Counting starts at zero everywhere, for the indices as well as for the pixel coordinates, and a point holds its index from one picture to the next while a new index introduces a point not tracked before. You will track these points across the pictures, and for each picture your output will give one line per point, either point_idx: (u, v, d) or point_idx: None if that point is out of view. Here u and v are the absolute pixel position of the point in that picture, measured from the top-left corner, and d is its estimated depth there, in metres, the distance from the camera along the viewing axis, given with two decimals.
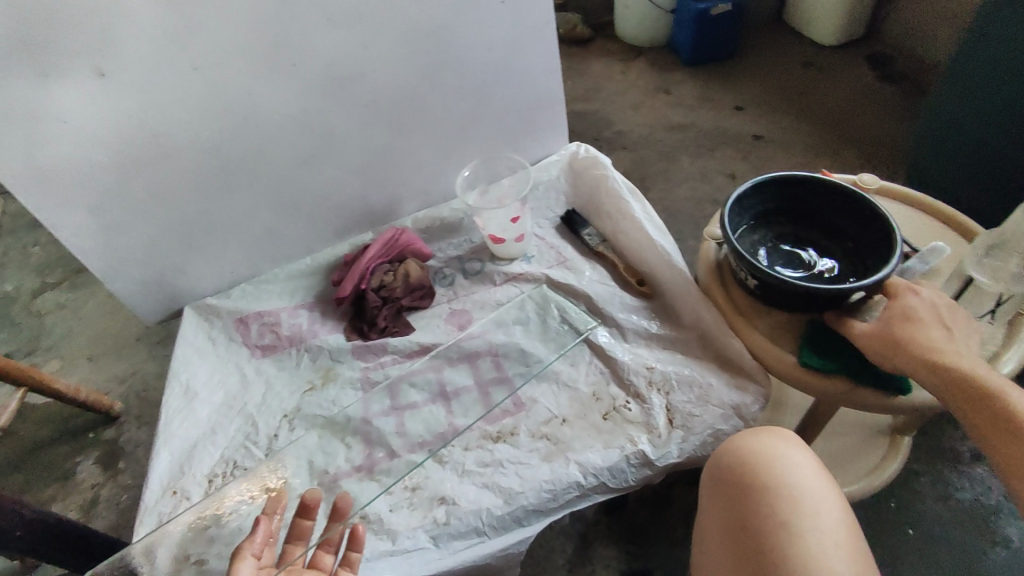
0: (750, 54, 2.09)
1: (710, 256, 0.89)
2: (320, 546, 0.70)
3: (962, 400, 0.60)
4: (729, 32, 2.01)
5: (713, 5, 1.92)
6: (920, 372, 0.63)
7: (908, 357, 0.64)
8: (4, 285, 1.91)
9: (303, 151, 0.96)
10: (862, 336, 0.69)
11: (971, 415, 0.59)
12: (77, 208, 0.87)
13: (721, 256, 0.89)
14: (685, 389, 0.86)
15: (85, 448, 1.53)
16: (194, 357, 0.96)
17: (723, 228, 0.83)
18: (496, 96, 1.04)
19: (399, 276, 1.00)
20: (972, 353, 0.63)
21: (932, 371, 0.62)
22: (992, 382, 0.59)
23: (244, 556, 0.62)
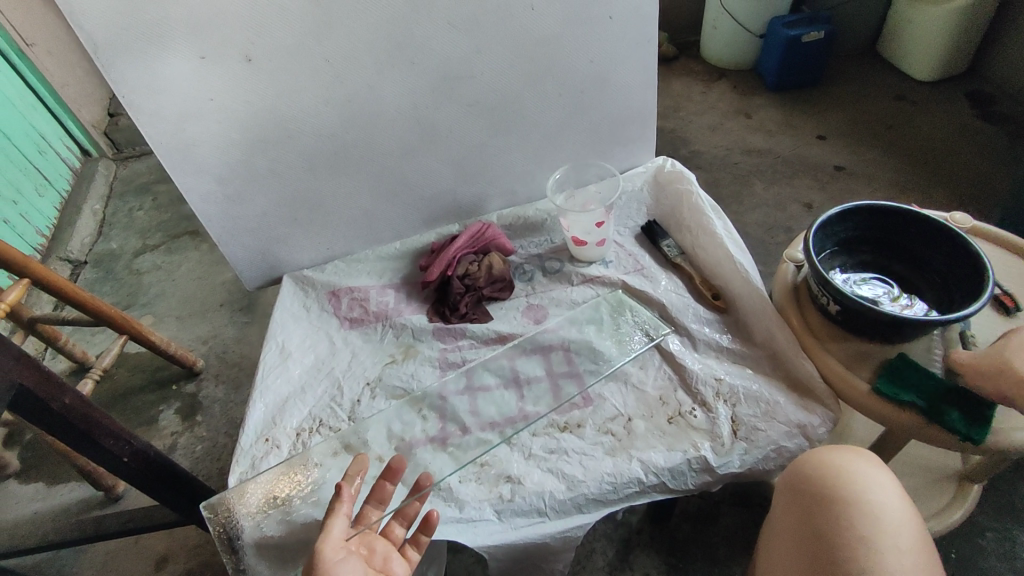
0: (838, 83, 2.06)
1: (787, 279, 0.91)
2: (395, 517, 0.74)
3: None
4: (819, 60, 2.00)
5: (805, 32, 1.91)
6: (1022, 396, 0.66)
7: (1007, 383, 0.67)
8: (110, 243, 2.10)
9: (408, 143, 1.03)
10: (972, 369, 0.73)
11: None
12: (208, 177, 0.97)
13: (799, 279, 0.91)
14: (751, 403, 0.88)
15: (168, 398, 1.66)
16: (290, 321, 1.05)
17: (807, 252, 0.84)
18: (591, 107, 1.09)
19: (483, 266, 1.06)
20: None
21: None
22: None
23: (337, 512, 0.64)
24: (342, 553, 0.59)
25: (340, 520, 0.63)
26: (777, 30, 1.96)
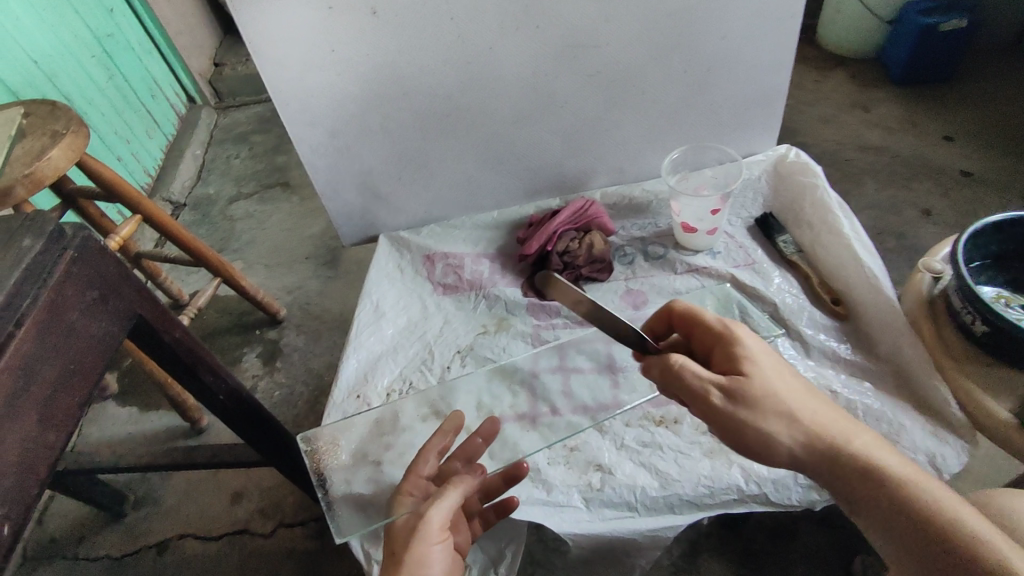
0: (974, 80, 1.86)
1: (921, 290, 0.84)
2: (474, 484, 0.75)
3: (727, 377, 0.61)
4: (956, 53, 1.80)
5: (945, 20, 1.72)
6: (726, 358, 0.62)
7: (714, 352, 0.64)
8: (208, 188, 2.19)
9: (520, 110, 1.00)
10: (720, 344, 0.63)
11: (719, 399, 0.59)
12: (321, 129, 0.97)
13: (936, 292, 0.83)
14: (872, 423, 0.80)
15: (251, 342, 1.73)
16: (385, 281, 1.04)
17: (953, 262, 0.76)
18: (717, 86, 1.02)
19: (583, 244, 1.02)
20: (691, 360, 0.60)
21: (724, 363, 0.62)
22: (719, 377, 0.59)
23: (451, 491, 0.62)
24: (441, 536, 0.59)
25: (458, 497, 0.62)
26: (911, 16, 1.78)
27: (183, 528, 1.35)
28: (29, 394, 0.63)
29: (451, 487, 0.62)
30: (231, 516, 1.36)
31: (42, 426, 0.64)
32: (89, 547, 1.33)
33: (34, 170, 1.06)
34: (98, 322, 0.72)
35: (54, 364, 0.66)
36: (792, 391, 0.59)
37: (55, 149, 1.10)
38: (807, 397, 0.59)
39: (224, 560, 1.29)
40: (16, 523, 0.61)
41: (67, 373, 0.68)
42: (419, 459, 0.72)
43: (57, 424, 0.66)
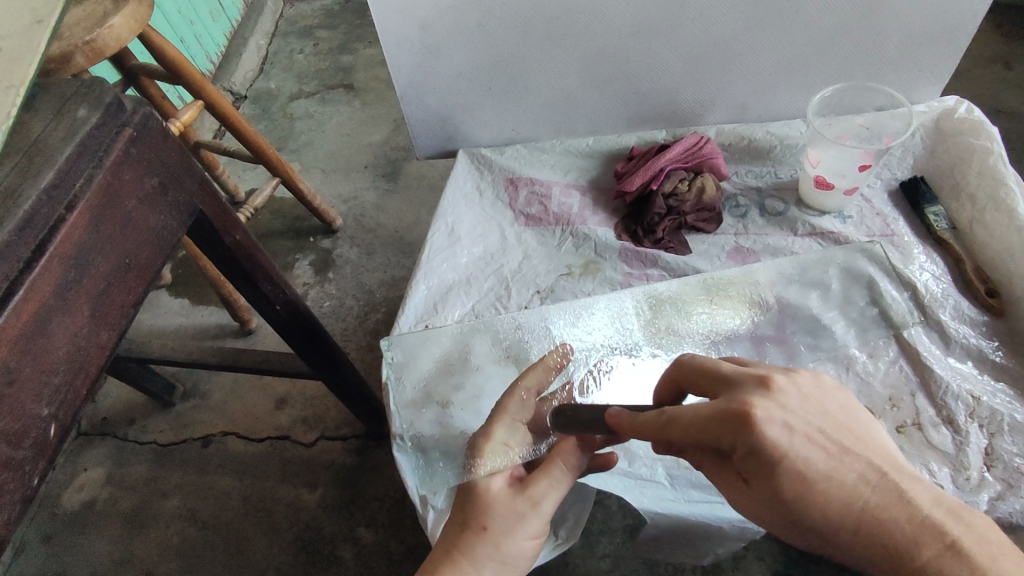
0: None
1: None
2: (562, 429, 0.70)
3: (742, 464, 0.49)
4: None
5: None
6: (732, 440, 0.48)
7: (712, 435, 0.49)
8: (269, 82, 2.08)
9: (642, 20, 0.83)
10: (713, 420, 0.48)
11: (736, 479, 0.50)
12: (410, 20, 0.83)
13: None
14: (1018, 437, 0.70)
15: (304, 249, 1.67)
16: (462, 203, 0.94)
17: None
18: (888, 14, 0.83)
19: (693, 188, 0.91)
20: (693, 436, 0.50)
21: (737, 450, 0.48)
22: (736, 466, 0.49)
23: (557, 486, 0.61)
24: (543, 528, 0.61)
25: (562, 491, 0.61)
26: None
27: (227, 426, 1.34)
28: (81, 287, 0.56)
29: (561, 478, 0.61)
30: (273, 422, 1.34)
31: (95, 323, 0.58)
32: (138, 431, 1.34)
33: (94, 38, 0.97)
34: (157, 215, 0.64)
35: (107, 258, 0.59)
36: (806, 478, 0.46)
37: (118, 17, 0.99)
38: (847, 499, 0.46)
39: (265, 464, 1.29)
40: (64, 425, 0.56)
41: (123, 268, 0.61)
42: (510, 394, 0.68)
43: (110, 321, 0.60)
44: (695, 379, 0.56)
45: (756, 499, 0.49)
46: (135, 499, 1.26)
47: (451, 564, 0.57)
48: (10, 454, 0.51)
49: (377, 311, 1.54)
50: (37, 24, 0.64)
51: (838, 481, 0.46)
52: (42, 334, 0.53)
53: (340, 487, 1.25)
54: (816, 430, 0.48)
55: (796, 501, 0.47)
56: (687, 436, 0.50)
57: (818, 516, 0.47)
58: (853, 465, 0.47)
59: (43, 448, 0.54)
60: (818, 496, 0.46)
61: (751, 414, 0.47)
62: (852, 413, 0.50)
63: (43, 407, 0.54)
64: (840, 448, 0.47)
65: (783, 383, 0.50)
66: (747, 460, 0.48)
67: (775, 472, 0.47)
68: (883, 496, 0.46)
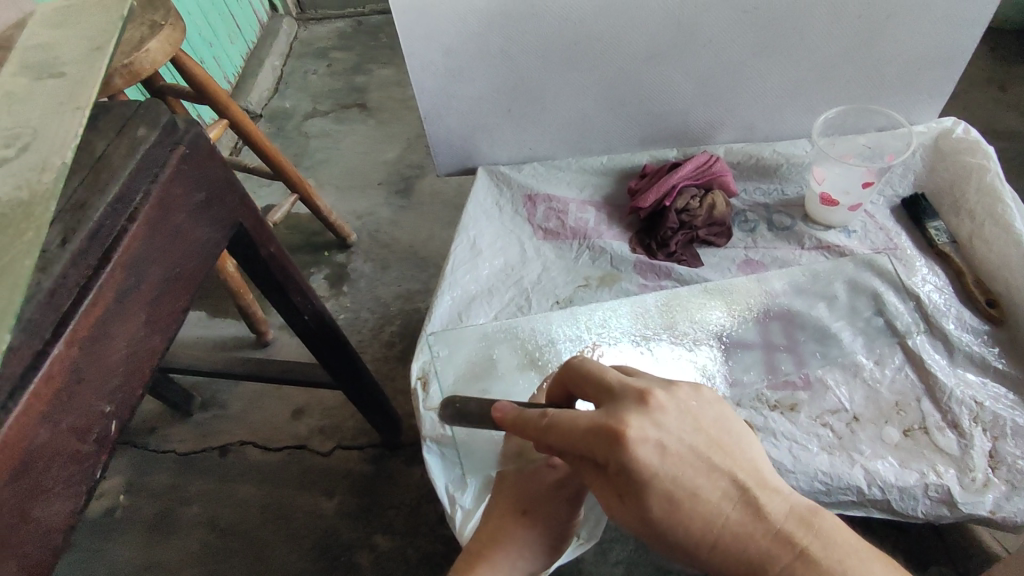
0: None
1: None
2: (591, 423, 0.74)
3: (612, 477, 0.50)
4: None
5: None
6: (602, 452, 0.49)
7: (586, 445, 0.50)
8: (285, 101, 2.14)
9: (656, 46, 0.89)
10: (586, 432, 0.50)
11: (608, 491, 0.51)
12: (435, 45, 0.88)
13: None
14: (1020, 441, 0.73)
15: (320, 263, 1.71)
16: (483, 218, 0.98)
17: None
18: (887, 41, 0.88)
19: (704, 205, 0.95)
20: (570, 444, 0.52)
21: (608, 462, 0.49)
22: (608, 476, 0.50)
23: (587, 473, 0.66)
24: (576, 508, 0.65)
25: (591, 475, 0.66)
26: None
27: (246, 435, 1.37)
28: (138, 294, 0.59)
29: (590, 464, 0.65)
30: (291, 432, 1.37)
31: (148, 327, 0.61)
32: (159, 439, 1.37)
33: (132, 61, 1.03)
34: (202, 227, 0.68)
35: (161, 267, 0.62)
36: (668, 494, 0.47)
37: (154, 41, 1.05)
38: (708, 517, 0.47)
39: (283, 473, 1.31)
40: (120, 422, 0.59)
41: (172, 276, 0.64)
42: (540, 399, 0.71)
43: (161, 327, 0.64)
44: (581, 385, 0.58)
45: (627, 514, 0.50)
46: (156, 507, 1.28)
47: (496, 546, 0.62)
48: (76, 449, 0.54)
49: (391, 323, 1.58)
50: (98, 51, 0.68)
51: (703, 501, 0.47)
52: (105, 336, 0.56)
53: (357, 495, 1.28)
54: (684, 447, 0.49)
55: (663, 520, 0.48)
56: (563, 442, 0.52)
57: (681, 531, 0.48)
58: (718, 482, 0.48)
59: (104, 443, 0.57)
60: (680, 513, 0.47)
61: (621, 431, 0.48)
62: (725, 426, 0.51)
63: (104, 404, 0.57)
64: (706, 464, 0.48)
65: (659, 398, 0.51)
66: (617, 474, 0.49)
67: (640, 488, 0.48)
68: (741, 511, 0.47)
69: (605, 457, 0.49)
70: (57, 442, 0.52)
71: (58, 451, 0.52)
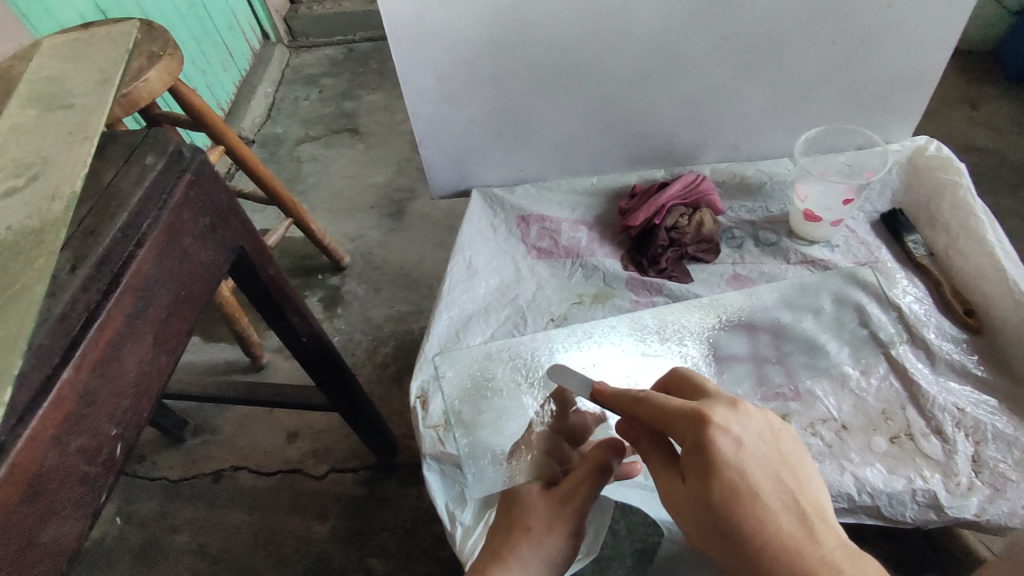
0: None
1: None
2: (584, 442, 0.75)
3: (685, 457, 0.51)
4: None
5: None
6: (685, 429, 0.52)
7: (672, 419, 0.53)
8: (277, 127, 2.17)
9: (642, 71, 0.92)
10: (676, 411, 0.53)
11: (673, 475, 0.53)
12: (430, 72, 0.91)
13: None
14: (1001, 445, 0.76)
15: (313, 286, 1.72)
16: (478, 238, 1.01)
17: None
18: (861, 64, 0.93)
19: (693, 223, 0.98)
20: (657, 418, 0.54)
21: (685, 441, 0.51)
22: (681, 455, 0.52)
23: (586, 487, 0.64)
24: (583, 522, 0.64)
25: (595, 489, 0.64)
26: None
27: (239, 460, 1.36)
28: (147, 316, 0.60)
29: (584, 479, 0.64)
30: (284, 455, 1.36)
31: (157, 348, 0.62)
32: (149, 466, 1.36)
33: (131, 90, 1.04)
34: (208, 250, 0.69)
35: (169, 289, 0.64)
36: (730, 486, 0.48)
37: (152, 71, 1.07)
38: (765, 524, 0.47)
39: (276, 497, 1.31)
40: (128, 443, 0.59)
41: (179, 299, 0.66)
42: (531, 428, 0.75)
43: (168, 347, 0.65)
44: (679, 391, 0.61)
45: (685, 498, 0.51)
46: (147, 535, 1.27)
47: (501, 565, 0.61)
48: (86, 470, 0.54)
49: (385, 344, 1.59)
50: (105, 83, 0.71)
51: (765, 504, 0.48)
52: (115, 358, 0.57)
53: (353, 518, 1.27)
54: (761, 453, 0.50)
55: (720, 510, 0.48)
56: (651, 416, 0.55)
57: (731, 528, 0.48)
58: (782, 495, 0.48)
59: (113, 464, 0.57)
60: (739, 509, 0.48)
61: (708, 415, 0.51)
62: (802, 455, 0.52)
63: (113, 426, 0.57)
64: (775, 475, 0.49)
65: (751, 407, 0.53)
66: (691, 456, 0.51)
67: (709, 473, 0.49)
68: (799, 533, 0.47)
69: (684, 435, 0.52)
70: (68, 463, 0.52)
71: (68, 472, 0.52)
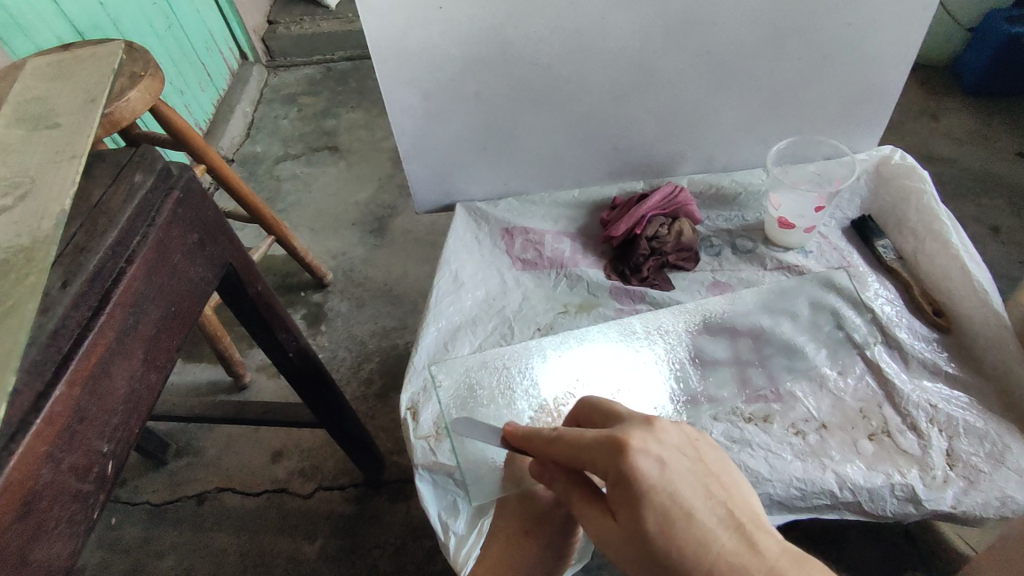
0: None
1: None
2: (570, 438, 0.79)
3: (614, 491, 0.50)
4: None
5: None
6: (607, 464, 0.51)
7: (595, 456, 0.53)
8: (257, 145, 2.17)
9: (619, 87, 0.96)
10: (593, 449, 0.53)
11: (610, 514, 0.52)
12: (414, 90, 0.93)
13: None
14: (973, 439, 0.79)
15: (296, 303, 1.72)
16: (463, 251, 1.02)
17: None
18: (827, 79, 0.97)
19: (673, 232, 1.01)
20: (581, 456, 0.54)
21: (610, 476, 0.51)
22: (611, 491, 0.51)
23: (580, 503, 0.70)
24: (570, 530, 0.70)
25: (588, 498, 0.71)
26: (996, 24, 1.69)
27: (223, 482, 1.34)
28: (137, 332, 0.60)
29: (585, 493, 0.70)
30: (270, 475, 1.35)
31: (146, 365, 0.62)
32: (130, 491, 1.33)
33: (112, 110, 1.04)
34: (195, 267, 0.69)
35: (159, 305, 0.64)
36: (658, 510, 0.47)
37: (134, 91, 1.07)
38: (703, 540, 0.46)
39: (262, 518, 1.29)
40: (118, 461, 0.58)
41: (168, 315, 0.65)
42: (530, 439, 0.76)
43: (158, 364, 0.64)
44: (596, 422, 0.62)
45: (622, 536, 0.50)
46: (129, 561, 1.24)
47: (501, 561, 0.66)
48: (78, 487, 0.53)
49: (370, 360, 1.58)
50: (92, 103, 0.72)
51: (697, 520, 0.46)
52: (106, 375, 0.56)
53: (340, 536, 1.26)
54: (685, 467, 0.50)
55: (655, 535, 0.47)
56: (572, 457, 0.55)
57: (671, 553, 0.46)
58: (713, 507, 0.47)
59: (104, 482, 0.56)
60: (673, 530, 0.46)
61: (625, 440, 0.51)
62: (727, 463, 0.52)
63: (104, 442, 0.56)
64: (704, 486, 0.48)
65: (665, 424, 0.54)
66: (619, 489, 0.50)
67: (634, 498, 0.49)
68: (733, 536, 0.46)
69: (606, 470, 0.51)
70: (59, 482, 0.51)
71: (62, 489, 0.52)
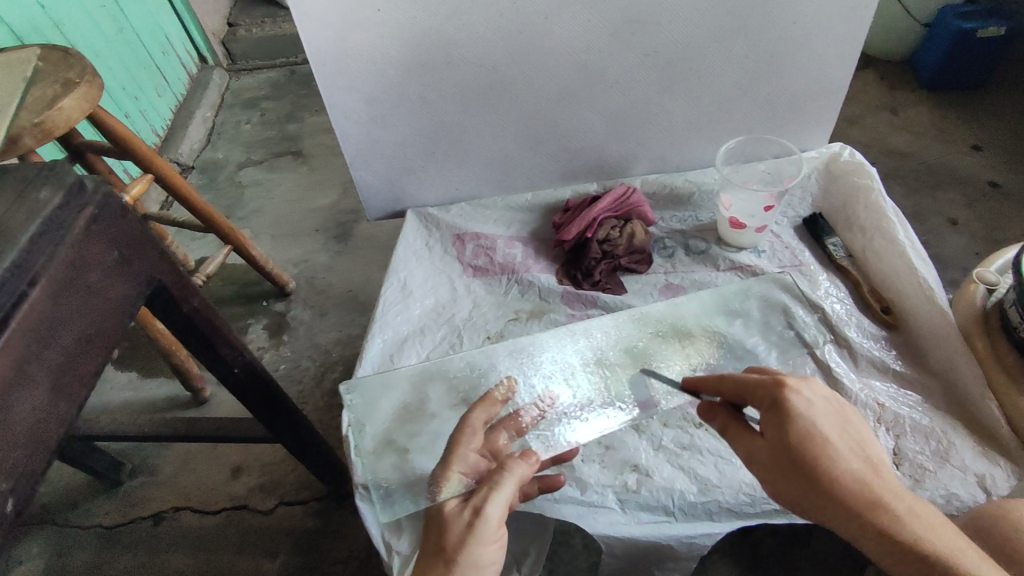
0: (999, 89, 1.82)
1: (976, 302, 0.86)
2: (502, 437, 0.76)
3: (768, 415, 0.60)
4: (988, 62, 1.75)
5: (981, 26, 1.66)
6: (767, 393, 0.61)
7: (755, 389, 0.62)
8: (217, 152, 2.12)
9: (567, 88, 0.94)
10: (755, 385, 0.63)
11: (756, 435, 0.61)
12: (357, 95, 0.90)
13: (990, 305, 0.86)
14: (919, 438, 0.79)
15: (257, 313, 1.67)
16: (413, 259, 1.00)
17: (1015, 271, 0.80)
18: (774, 77, 0.96)
19: (624, 234, 1.00)
20: (743, 389, 0.64)
21: (765, 403, 0.61)
22: (764, 416, 0.61)
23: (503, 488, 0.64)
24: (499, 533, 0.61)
25: (513, 486, 0.64)
26: (951, 19, 1.70)
27: (179, 501, 1.30)
28: (42, 360, 0.57)
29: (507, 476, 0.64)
30: (229, 492, 1.31)
31: (54, 394, 0.59)
32: (82, 514, 1.29)
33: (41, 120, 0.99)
34: (117, 286, 0.66)
35: (71, 331, 0.60)
36: (805, 436, 0.57)
37: (69, 98, 1.01)
38: (837, 462, 0.56)
39: (219, 538, 1.25)
40: (20, 498, 0.56)
41: (84, 338, 0.62)
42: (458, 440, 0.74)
43: (72, 392, 0.61)
44: None
45: (766, 447, 0.60)
46: None
47: (475, 538, 0.59)
48: None
49: (333, 370, 1.55)
50: None
51: (836, 448, 0.57)
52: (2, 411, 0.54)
53: (301, 553, 1.23)
54: (836, 414, 0.59)
55: (797, 449, 0.57)
56: (734, 388, 0.65)
57: (811, 465, 0.56)
58: (851, 444, 0.58)
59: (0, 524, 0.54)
60: (818, 451, 0.57)
61: (788, 381, 0.61)
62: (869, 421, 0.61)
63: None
64: (849, 431, 0.58)
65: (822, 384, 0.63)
66: (772, 413, 0.60)
67: (788, 423, 0.58)
68: (869, 475, 0.56)
69: (766, 397, 0.61)
70: None
71: None
